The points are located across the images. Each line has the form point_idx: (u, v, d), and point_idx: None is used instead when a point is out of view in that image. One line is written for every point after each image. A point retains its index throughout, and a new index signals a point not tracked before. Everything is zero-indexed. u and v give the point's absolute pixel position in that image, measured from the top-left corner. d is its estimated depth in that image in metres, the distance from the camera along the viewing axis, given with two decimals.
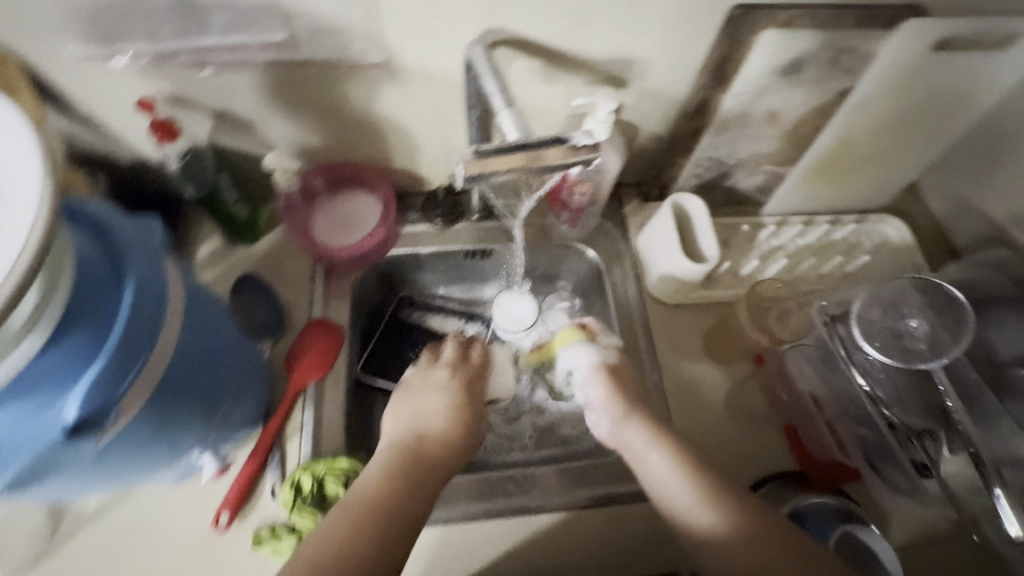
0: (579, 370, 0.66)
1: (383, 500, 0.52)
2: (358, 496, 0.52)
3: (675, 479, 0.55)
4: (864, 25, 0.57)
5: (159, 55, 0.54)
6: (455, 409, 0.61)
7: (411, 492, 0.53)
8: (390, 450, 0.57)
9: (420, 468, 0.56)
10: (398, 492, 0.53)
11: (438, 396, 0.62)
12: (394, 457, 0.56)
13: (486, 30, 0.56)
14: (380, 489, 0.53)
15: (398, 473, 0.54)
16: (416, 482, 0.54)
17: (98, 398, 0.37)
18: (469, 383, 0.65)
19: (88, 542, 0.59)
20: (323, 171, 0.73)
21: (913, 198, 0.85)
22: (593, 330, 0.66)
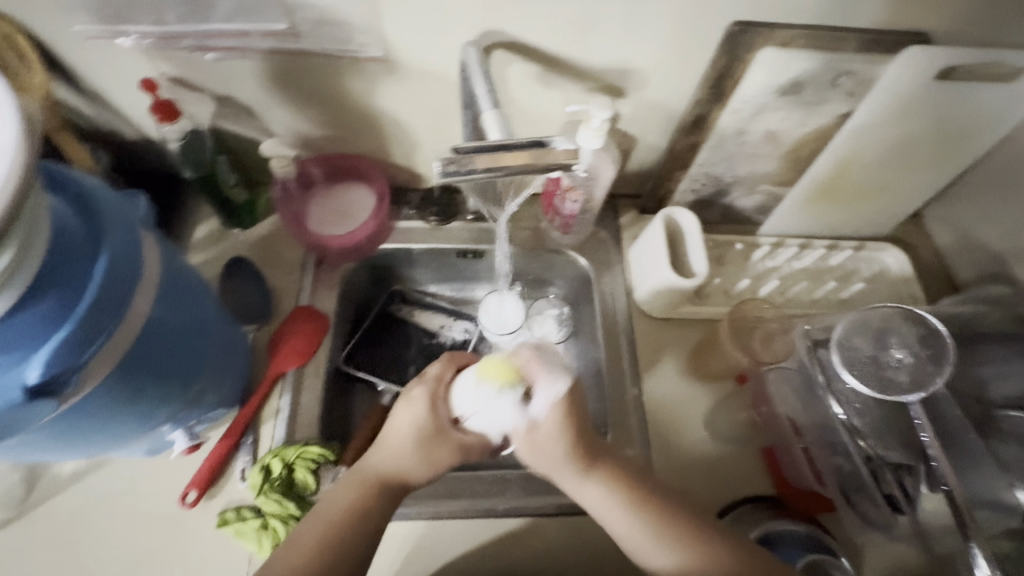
0: (495, 410, 0.52)
1: (346, 524, 0.51)
2: (320, 517, 0.52)
3: (639, 525, 0.52)
4: (865, 49, 0.56)
5: (162, 37, 0.56)
6: (421, 431, 0.55)
7: (371, 514, 0.52)
8: (357, 468, 0.55)
9: (383, 490, 0.54)
10: (359, 515, 0.52)
11: (408, 415, 0.56)
12: (358, 478, 0.54)
13: (484, 31, 0.56)
14: (342, 512, 0.52)
15: (363, 495, 0.53)
16: (379, 504, 0.53)
17: (61, 363, 0.38)
18: (439, 399, 0.56)
19: (60, 506, 0.60)
20: (321, 162, 0.74)
21: (917, 229, 0.83)
22: (530, 371, 0.53)
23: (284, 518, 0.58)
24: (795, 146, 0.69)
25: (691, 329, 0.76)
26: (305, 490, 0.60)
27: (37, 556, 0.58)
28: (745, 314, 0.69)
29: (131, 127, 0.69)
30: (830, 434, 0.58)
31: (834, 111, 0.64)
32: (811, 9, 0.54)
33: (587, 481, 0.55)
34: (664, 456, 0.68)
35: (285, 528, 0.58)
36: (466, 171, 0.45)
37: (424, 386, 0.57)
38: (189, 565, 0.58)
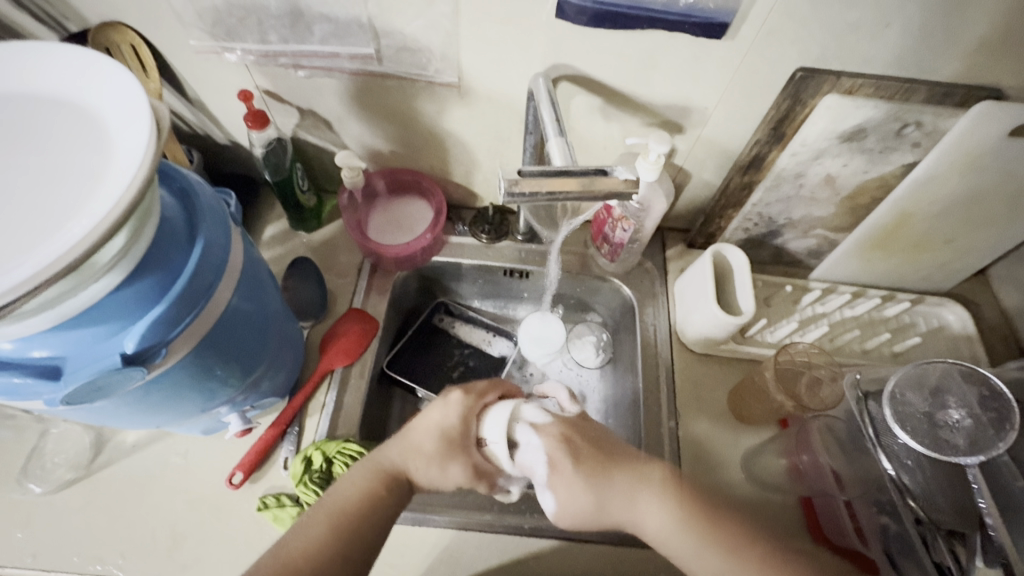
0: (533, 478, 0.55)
1: (354, 509, 0.50)
2: (332, 500, 0.51)
3: (676, 523, 0.51)
4: (937, 102, 0.56)
5: (262, 55, 0.61)
6: (446, 435, 0.55)
7: (382, 504, 0.51)
8: (372, 456, 0.55)
9: (396, 481, 0.53)
10: (371, 502, 0.51)
11: (437, 415, 0.57)
12: (373, 465, 0.54)
13: (553, 64, 0.59)
14: (353, 502, 0.51)
15: (377, 485, 0.52)
16: (391, 494, 0.52)
17: (152, 337, 0.42)
18: (472, 415, 0.57)
19: (120, 472, 0.65)
20: (385, 175, 0.78)
21: (982, 286, 0.80)
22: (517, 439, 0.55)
23: None
24: (855, 193, 0.68)
25: (732, 367, 0.75)
26: None
27: (95, 519, 0.62)
28: (791, 357, 0.67)
29: (223, 132, 0.76)
30: (879, 489, 0.56)
31: (898, 160, 0.63)
32: (882, 60, 0.54)
33: (635, 500, 0.52)
34: (696, 494, 0.67)
35: None
36: (528, 194, 0.47)
37: (460, 395, 0.58)
38: (228, 542, 0.61)
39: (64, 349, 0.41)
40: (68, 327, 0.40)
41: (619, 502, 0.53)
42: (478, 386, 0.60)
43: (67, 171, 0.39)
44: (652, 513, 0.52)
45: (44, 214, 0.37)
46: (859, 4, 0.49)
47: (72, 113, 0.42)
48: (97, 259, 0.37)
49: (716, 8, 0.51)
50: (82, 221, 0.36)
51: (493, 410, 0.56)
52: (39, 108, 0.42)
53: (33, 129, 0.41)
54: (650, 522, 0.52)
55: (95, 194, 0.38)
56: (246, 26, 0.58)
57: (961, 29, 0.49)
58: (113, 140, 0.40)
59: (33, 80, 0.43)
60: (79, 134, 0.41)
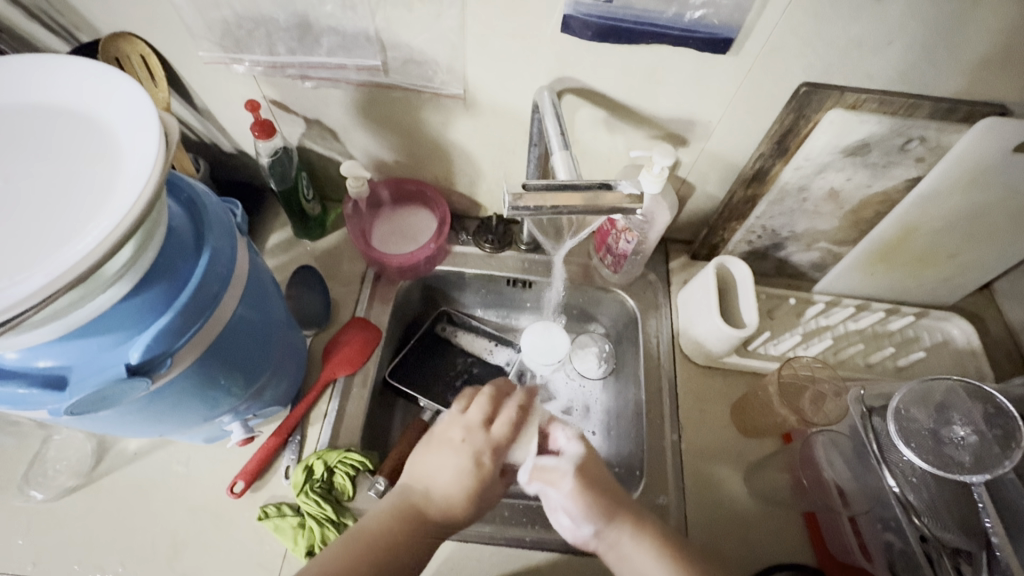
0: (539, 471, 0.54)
1: (383, 559, 0.49)
2: (356, 540, 0.49)
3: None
4: (941, 118, 0.56)
5: (270, 66, 0.62)
6: (480, 478, 0.53)
7: (410, 550, 0.50)
8: (398, 495, 0.53)
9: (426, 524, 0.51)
10: (399, 548, 0.50)
11: (470, 456, 0.53)
12: (400, 507, 0.52)
13: (558, 78, 0.60)
14: (383, 547, 0.49)
15: (407, 528, 0.50)
16: (419, 538, 0.51)
17: (158, 347, 0.43)
18: (505, 452, 0.55)
19: (122, 479, 0.65)
20: (389, 184, 0.79)
21: (987, 301, 0.79)
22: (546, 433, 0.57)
23: (320, 519, 0.60)
24: (858, 207, 0.68)
25: (735, 380, 0.74)
26: (342, 495, 0.62)
27: (95, 526, 0.62)
28: (795, 371, 0.66)
29: (230, 141, 0.76)
30: (882, 506, 0.56)
31: (902, 175, 0.63)
32: (887, 76, 0.54)
33: (631, 542, 0.50)
34: (698, 508, 0.66)
35: (321, 530, 0.60)
36: (532, 208, 0.48)
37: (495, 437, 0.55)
38: (228, 551, 0.61)
39: (70, 359, 0.41)
40: (73, 336, 0.40)
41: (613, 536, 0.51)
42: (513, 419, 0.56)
43: (77, 182, 0.40)
44: (645, 563, 0.50)
45: (54, 224, 0.38)
46: (863, 21, 0.49)
47: (83, 124, 0.42)
48: (104, 270, 0.37)
49: (720, 23, 0.51)
50: (90, 233, 0.36)
51: (529, 446, 0.55)
52: (51, 119, 0.43)
53: (43, 139, 0.42)
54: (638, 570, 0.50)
55: (104, 205, 0.38)
56: (254, 38, 0.59)
57: (965, 46, 0.49)
58: (122, 152, 0.40)
59: (45, 91, 0.43)
60: (89, 145, 0.41)
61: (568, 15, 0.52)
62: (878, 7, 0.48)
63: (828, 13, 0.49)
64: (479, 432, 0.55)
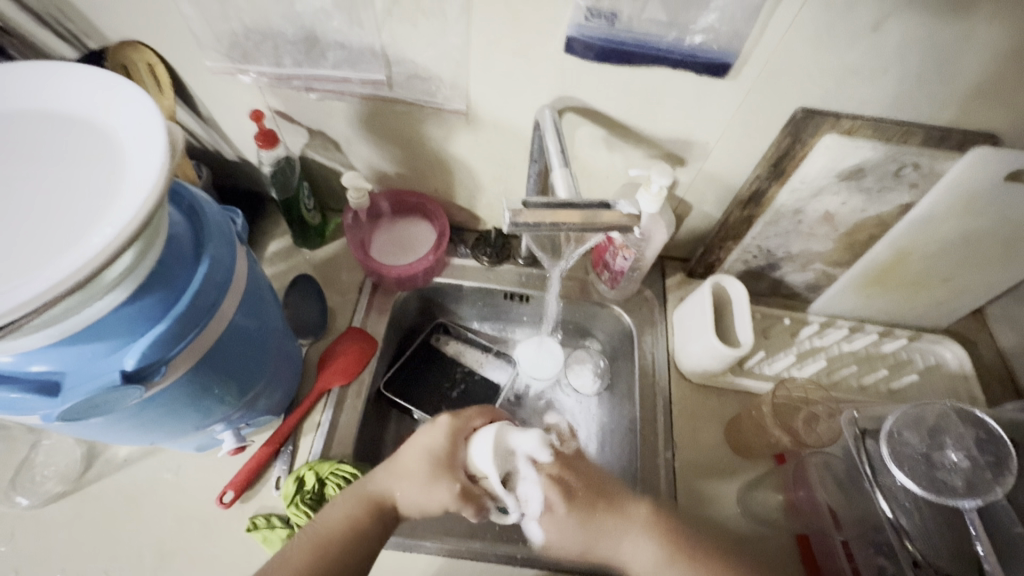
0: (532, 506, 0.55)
1: (343, 540, 0.50)
2: (319, 530, 0.51)
3: (656, 551, 0.53)
4: (934, 145, 0.57)
5: (276, 77, 0.63)
6: (432, 453, 0.54)
7: (368, 533, 0.51)
8: (362, 483, 0.54)
9: (383, 508, 0.53)
10: (355, 527, 0.51)
11: (425, 437, 0.55)
12: (362, 495, 0.53)
13: (560, 96, 0.61)
14: (342, 528, 0.51)
15: (365, 509, 0.52)
16: (380, 523, 0.52)
17: (154, 355, 0.43)
18: (460, 438, 0.55)
19: (109, 486, 0.64)
20: (389, 196, 0.79)
21: (979, 325, 0.80)
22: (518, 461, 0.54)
23: None
24: (853, 230, 0.69)
25: (730, 399, 0.74)
26: None
27: (80, 534, 0.61)
28: (789, 392, 0.66)
29: (233, 149, 0.77)
30: (875, 530, 0.57)
31: (896, 200, 0.64)
32: (881, 103, 0.55)
33: (623, 533, 0.54)
34: None
35: None
36: (529, 225, 0.48)
37: (449, 417, 0.56)
38: (214, 562, 0.60)
39: (65, 365, 0.41)
40: (70, 342, 0.40)
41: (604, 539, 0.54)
42: (473, 410, 0.58)
43: (80, 188, 0.40)
44: (635, 547, 0.54)
45: (55, 229, 0.38)
46: (858, 50, 0.50)
47: (90, 131, 0.43)
48: (104, 276, 0.38)
49: (719, 49, 0.52)
50: (93, 239, 0.36)
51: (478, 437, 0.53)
52: (57, 126, 0.43)
53: (49, 145, 0.42)
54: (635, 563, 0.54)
55: (106, 212, 0.38)
56: (262, 50, 0.60)
57: (957, 77, 0.51)
58: (127, 160, 0.41)
59: (54, 97, 0.44)
60: (94, 151, 0.42)
61: (572, 37, 0.53)
62: (874, 37, 0.49)
63: (824, 42, 0.50)
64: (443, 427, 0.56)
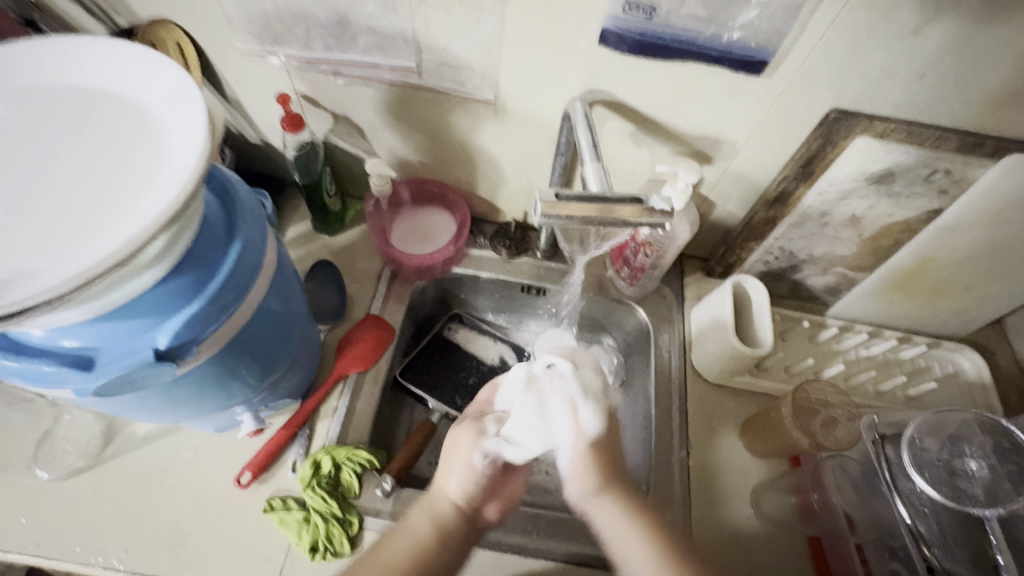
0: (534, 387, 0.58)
1: (427, 552, 0.53)
2: (403, 539, 0.54)
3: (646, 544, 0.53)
4: (967, 151, 0.56)
5: (305, 62, 0.63)
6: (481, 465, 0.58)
7: (446, 543, 0.55)
8: (427, 496, 0.58)
9: (454, 521, 0.56)
10: (435, 537, 0.54)
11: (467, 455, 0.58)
12: (430, 508, 0.56)
13: (591, 90, 0.60)
14: (422, 537, 0.54)
15: (439, 525, 0.55)
16: (455, 534, 0.56)
17: (186, 335, 0.43)
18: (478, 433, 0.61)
19: (128, 463, 0.65)
20: (411, 184, 0.79)
21: (998, 336, 0.80)
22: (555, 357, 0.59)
23: (326, 515, 0.60)
24: (877, 235, 0.68)
25: (746, 400, 0.74)
26: (348, 492, 0.62)
27: (99, 509, 0.61)
28: (808, 394, 0.66)
29: (257, 132, 0.77)
30: (892, 536, 0.55)
31: (924, 207, 0.64)
32: (917, 108, 0.55)
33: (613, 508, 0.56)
34: (702, 525, 0.66)
35: (326, 526, 0.60)
36: (564, 217, 0.48)
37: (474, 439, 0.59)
38: (231, 543, 0.60)
39: (100, 341, 0.41)
40: (106, 318, 0.40)
41: (600, 499, 0.56)
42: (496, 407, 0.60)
43: (121, 167, 0.40)
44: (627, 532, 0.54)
45: (95, 207, 0.38)
46: (899, 53, 0.50)
47: (129, 110, 0.43)
48: (142, 255, 0.38)
49: (757, 46, 0.52)
50: (133, 220, 0.37)
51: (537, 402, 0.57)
52: (96, 103, 0.43)
53: (90, 121, 0.42)
54: (607, 528, 0.55)
55: (147, 191, 0.38)
56: (292, 33, 0.60)
57: (998, 85, 0.50)
58: (167, 141, 0.41)
59: (95, 74, 0.44)
60: (134, 131, 0.42)
61: (607, 30, 0.53)
62: (915, 40, 0.48)
63: (864, 43, 0.50)
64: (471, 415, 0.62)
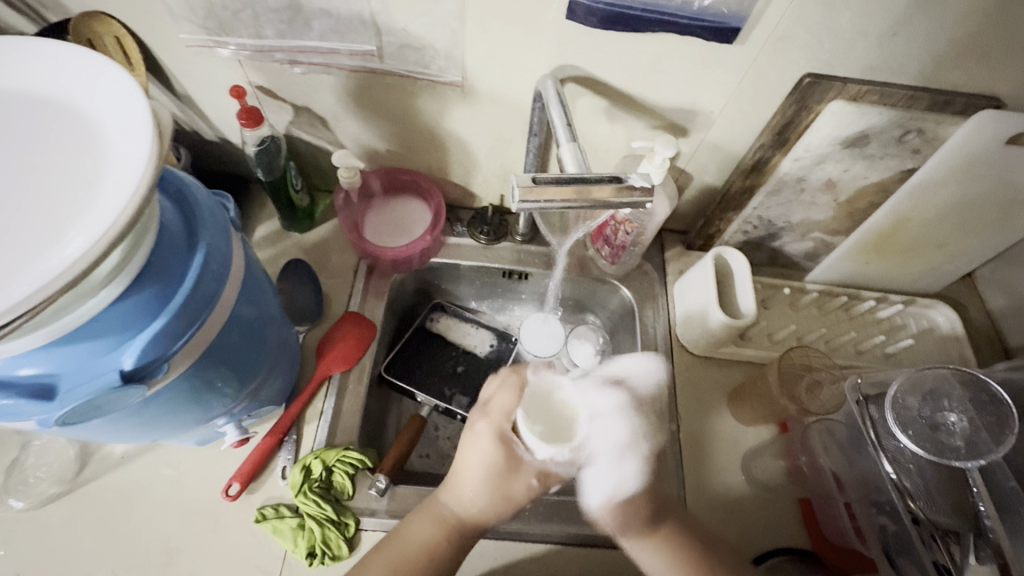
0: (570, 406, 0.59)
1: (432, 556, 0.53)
2: (409, 546, 0.53)
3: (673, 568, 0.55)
4: (937, 109, 0.56)
5: (257, 51, 0.59)
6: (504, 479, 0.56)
7: (450, 552, 0.54)
8: (433, 503, 0.56)
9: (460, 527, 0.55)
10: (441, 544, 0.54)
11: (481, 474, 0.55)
12: (439, 514, 0.55)
13: (561, 66, 0.58)
14: (429, 545, 0.53)
15: (447, 529, 0.54)
16: (461, 539, 0.55)
17: (152, 353, 0.41)
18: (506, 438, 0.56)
19: (108, 484, 0.62)
20: (382, 174, 0.76)
21: (968, 288, 0.82)
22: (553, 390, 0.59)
23: (321, 519, 0.59)
24: (853, 198, 0.69)
25: (732, 370, 0.75)
26: (342, 494, 0.62)
27: (82, 533, 0.59)
28: (791, 360, 0.67)
29: (212, 128, 0.73)
30: (877, 491, 0.56)
31: (897, 167, 0.64)
32: (889, 68, 0.54)
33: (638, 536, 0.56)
34: (696, 497, 0.67)
35: (321, 530, 0.59)
36: (543, 202, 0.46)
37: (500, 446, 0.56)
38: (224, 555, 0.59)
39: (61, 366, 0.39)
40: (64, 343, 0.38)
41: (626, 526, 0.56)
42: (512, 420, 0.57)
43: (64, 178, 0.37)
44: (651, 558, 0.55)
45: (38, 224, 0.35)
46: (870, 12, 0.49)
47: (65, 114, 0.39)
48: (95, 273, 0.35)
49: (728, 13, 0.50)
50: (83, 235, 0.34)
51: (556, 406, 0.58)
52: (27, 109, 0.40)
53: (23, 130, 0.39)
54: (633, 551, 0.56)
55: (94, 203, 0.36)
56: (240, 20, 0.56)
57: (967, 41, 0.50)
58: (111, 145, 0.38)
59: (23, 76, 0.40)
60: (74, 137, 0.39)
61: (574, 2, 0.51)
62: None
63: (835, 3, 0.49)
64: (494, 424, 0.57)
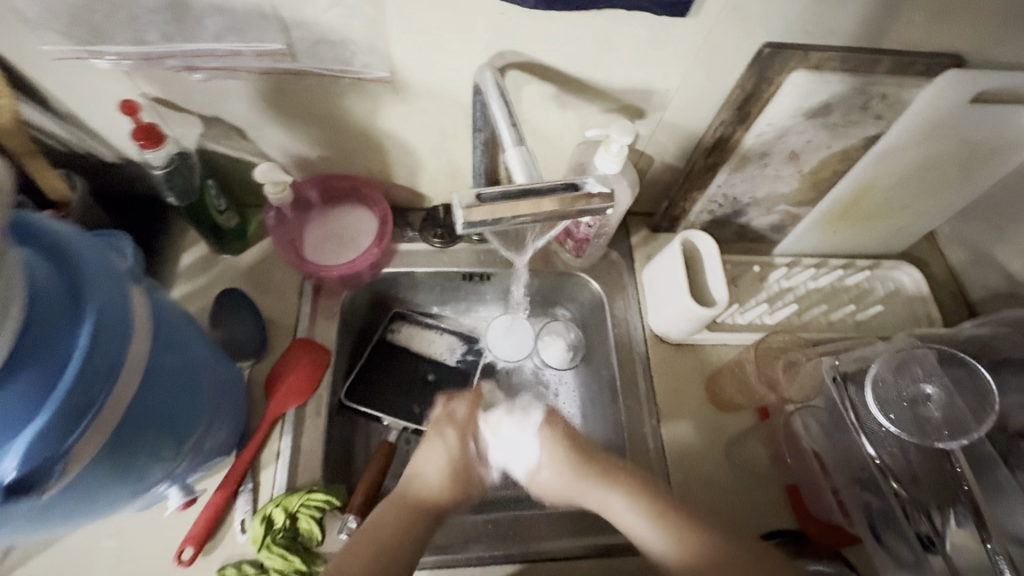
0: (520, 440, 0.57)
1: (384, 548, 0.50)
2: (362, 538, 0.50)
3: (642, 512, 0.52)
4: (899, 71, 0.53)
5: (144, 58, 0.50)
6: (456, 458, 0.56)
7: (403, 543, 0.51)
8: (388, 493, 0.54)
9: (415, 515, 0.53)
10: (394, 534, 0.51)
11: (436, 460, 0.55)
12: (391, 504, 0.53)
13: (499, 53, 0.52)
14: (382, 536, 0.50)
15: (399, 518, 0.52)
16: (416, 530, 0.52)
17: (40, 454, 0.34)
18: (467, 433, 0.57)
19: (42, 566, 0.56)
20: (316, 184, 0.69)
21: (931, 245, 0.82)
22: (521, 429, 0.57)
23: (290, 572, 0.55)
24: (817, 168, 0.66)
25: (708, 355, 0.73)
26: (310, 540, 0.57)
27: None
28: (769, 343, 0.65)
29: (111, 149, 0.63)
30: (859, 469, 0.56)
31: (861, 134, 0.61)
32: (849, 32, 0.50)
33: (608, 490, 0.54)
34: (681, 491, 0.65)
35: None
36: (492, 221, 0.41)
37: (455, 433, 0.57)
38: None
39: None
40: None
41: (597, 491, 0.54)
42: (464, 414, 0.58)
43: None
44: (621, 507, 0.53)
45: None
46: None
47: None
48: None
49: None
50: None
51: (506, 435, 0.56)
52: None
53: None
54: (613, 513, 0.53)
55: None
56: (115, 24, 0.47)
57: None
58: None
59: None
60: None
61: None
62: None
63: None
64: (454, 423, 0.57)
